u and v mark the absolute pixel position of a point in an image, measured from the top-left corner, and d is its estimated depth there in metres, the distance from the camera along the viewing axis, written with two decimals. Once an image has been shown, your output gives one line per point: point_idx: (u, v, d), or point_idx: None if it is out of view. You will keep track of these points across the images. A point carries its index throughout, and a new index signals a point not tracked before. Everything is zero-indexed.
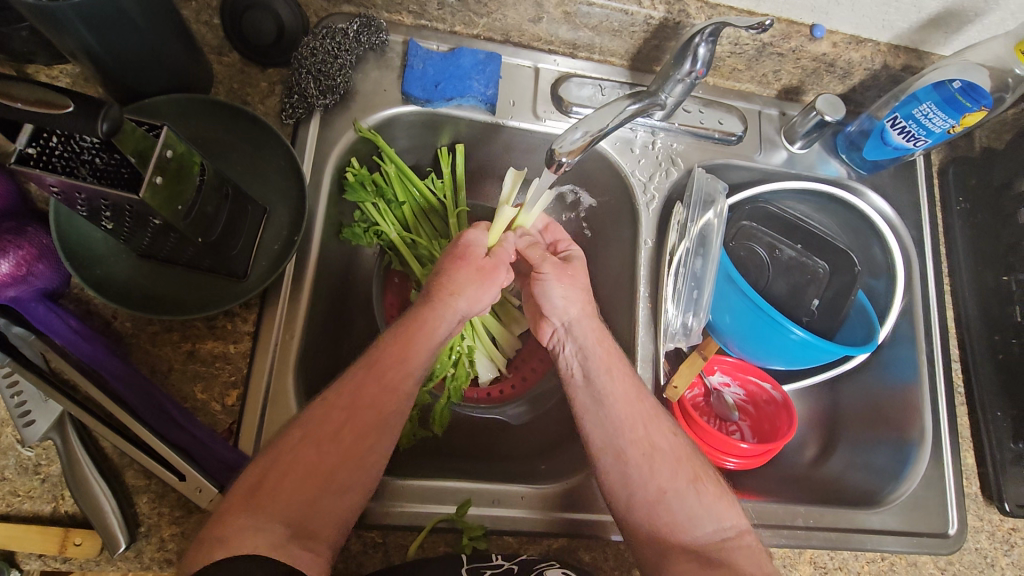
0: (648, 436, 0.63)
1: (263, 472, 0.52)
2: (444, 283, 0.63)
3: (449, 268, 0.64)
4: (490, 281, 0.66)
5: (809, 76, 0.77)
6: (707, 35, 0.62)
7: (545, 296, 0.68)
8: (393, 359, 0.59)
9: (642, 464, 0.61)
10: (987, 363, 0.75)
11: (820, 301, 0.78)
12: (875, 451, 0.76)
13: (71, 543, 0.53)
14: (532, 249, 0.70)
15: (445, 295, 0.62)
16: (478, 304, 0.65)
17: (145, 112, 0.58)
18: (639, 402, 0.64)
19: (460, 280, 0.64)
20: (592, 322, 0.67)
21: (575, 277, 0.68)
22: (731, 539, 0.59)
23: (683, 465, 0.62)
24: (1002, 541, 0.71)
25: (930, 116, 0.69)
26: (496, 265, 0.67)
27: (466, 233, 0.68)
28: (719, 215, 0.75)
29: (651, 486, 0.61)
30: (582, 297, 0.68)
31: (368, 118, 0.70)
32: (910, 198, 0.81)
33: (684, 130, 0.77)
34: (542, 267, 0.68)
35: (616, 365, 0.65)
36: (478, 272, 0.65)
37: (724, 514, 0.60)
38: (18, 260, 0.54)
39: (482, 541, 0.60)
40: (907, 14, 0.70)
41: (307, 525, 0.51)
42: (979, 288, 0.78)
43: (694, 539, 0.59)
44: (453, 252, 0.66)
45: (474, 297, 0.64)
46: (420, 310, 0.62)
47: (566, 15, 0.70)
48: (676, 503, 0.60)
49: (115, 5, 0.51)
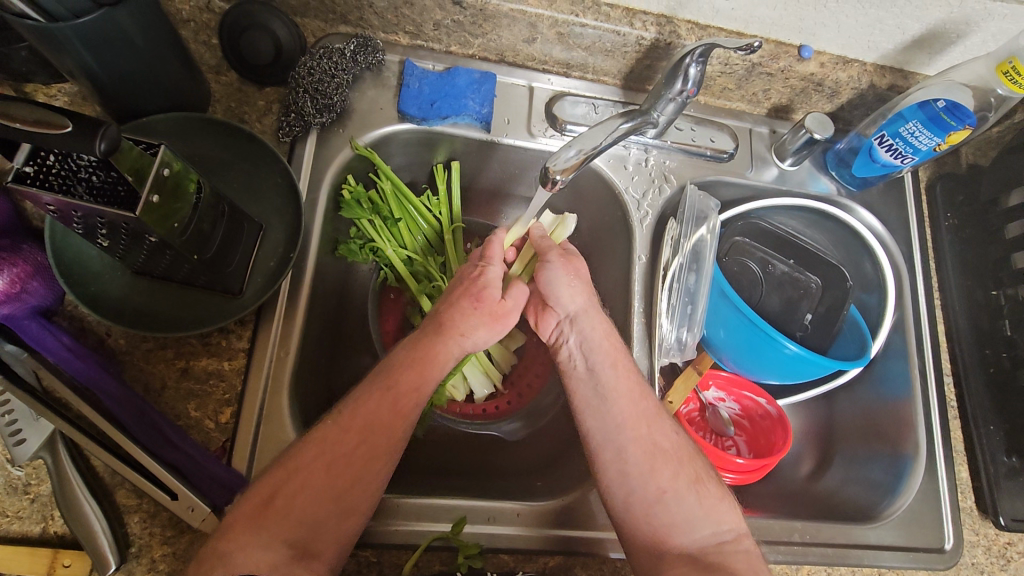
0: (652, 435, 0.62)
1: (272, 490, 0.52)
2: (454, 325, 0.61)
3: (462, 308, 0.62)
4: (498, 327, 0.64)
5: (798, 95, 0.79)
6: (697, 55, 0.63)
7: (551, 285, 0.68)
8: (411, 385, 0.58)
9: (643, 460, 0.61)
10: (979, 377, 0.76)
11: (813, 316, 0.78)
12: (870, 465, 0.76)
13: (60, 565, 0.52)
14: (540, 239, 0.72)
15: (456, 337, 0.61)
16: (491, 335, 0.64)
17: (146, 130, 0.60)
18: (643, 399, 0.64)
19: (468, 321, 0.62)
20: (598, 315, 0.67)
21: (580, 271, 0.69)
22: (728, 542, 0.59)
23: (685, 464, 0.62)
24: (999, 556, 0.71)
25: (916, 134, 0.70)
26: (510, 308, 0.65)
27: (487, 273, 0.66)
28: (712, 230, 0.76)
29: (652, 486, 0.60)
30: (585, 289, 0.68)
31: (365, 136, 0.71)
32: (899, 213, 0.83)
33: (676, 147, 0.79)
34: (550, 256, 0.69)
35: (621, 359, 0.65)
36: (491, 317, 0.64)
37: (725, 516, 0.60)
38: (13, 277, 0.54)
39: (478, 559, 0.59)
40: (892, 35, 0.71)
41: (308, 542, 0.51)
42: (971, 302, 0.79)
43: (690, 541, 0.59)
44: (468, 290, 0.64)
45: (481, 340, 0.63)
46: (430, 340, 0.61)
47: (560, 35, 0.72)
48: (674, 503, 0.60)
49: (115, 25, 0.51)
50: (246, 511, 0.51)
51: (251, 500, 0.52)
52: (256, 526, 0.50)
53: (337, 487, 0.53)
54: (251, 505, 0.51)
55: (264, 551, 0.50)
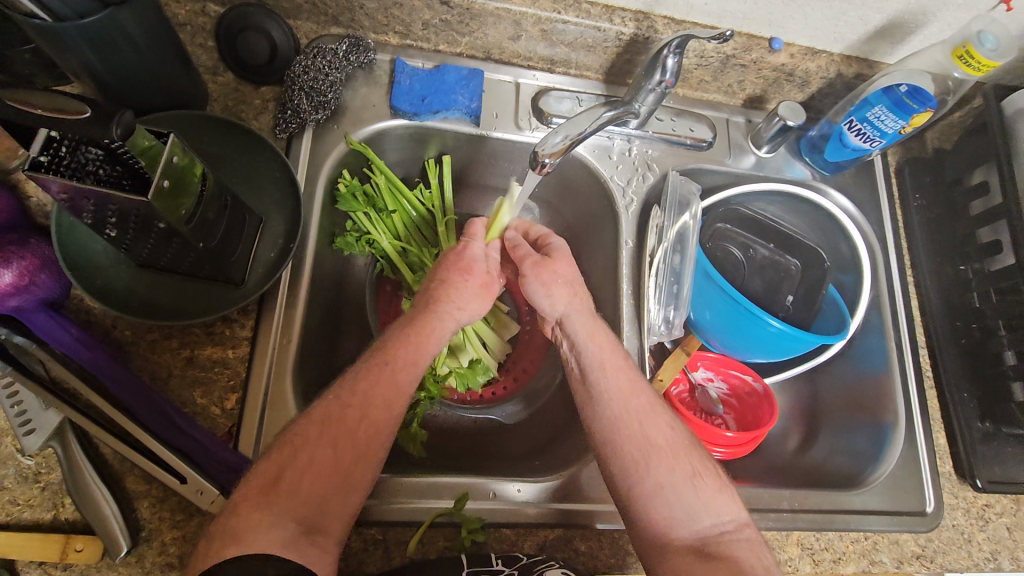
0: (644, 430, 0.62)
1: (281, 466, 0.52)
2: (447, 295, 0.65)
3: (455, 282, 0.66)
4: (489, 298, 0.69)
5: (771, 85, 0.83)
6: (674, 46, 0.67)
7: (532, 298, 0.70)
8: (408, 360, 0.60)
9: (638, 457, 0.60)
10: (952, 347, 0.80)
11: (794, 297, 0.82)
12: (853, 434, 0.80)
13: (72, 549, 0.53)
14: (516, 248, 0.72)
15: (447, 307, 0.64)
16: (478, 309, 0.67)
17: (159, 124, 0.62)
18: (634, 395, 0.64)
19: (461, 292, 0.66)
20: (584, 315, 0.68)
21: (556, 272, 0.70)
22: (731, 532, 0.58)
23: (681, 460, 0.61)
24: (977, 517, 0.74)
25: (882, 118, 0.74)
26: (494, 280, 0.70)
27: (472, 249, 0.70)
28: (695, 217, 0.80)
29: (648, 479, 0.59)
30: (566, 291, 0.69)
31: (359, 132, 0.74)
32: (870, 194, 0.87)
33: (657, 137, 0.82)
34: (526, 268, 0.70)
35: (609, 358, 0.66)
36: (482, 288, 0.68)
37: (724, 508, 0.59)
38: (21, 270, 0.55)
39: (480, 533, 0.61)
40: (856, 27, 0.75)
41: (315, 515, 0.51)
42: (941, 277, 0.83)
43: (694, 534, 0.58)
44: (458, 264, 0.68)
45: (475, 311, 0.67)
46: (421, 314, 0.64)
47: (543, 32, 0.75)
48: (673, 497, 0.59)
49: (119, 26, 0.53)
50: (254, 486, 0.51)
51: (257, 480, 0.52)
52: (266, 502, 0.50)
53: (338, 462, 0.54)
54: (258, 485, 0.52)
55: (275, 522, 0.50)
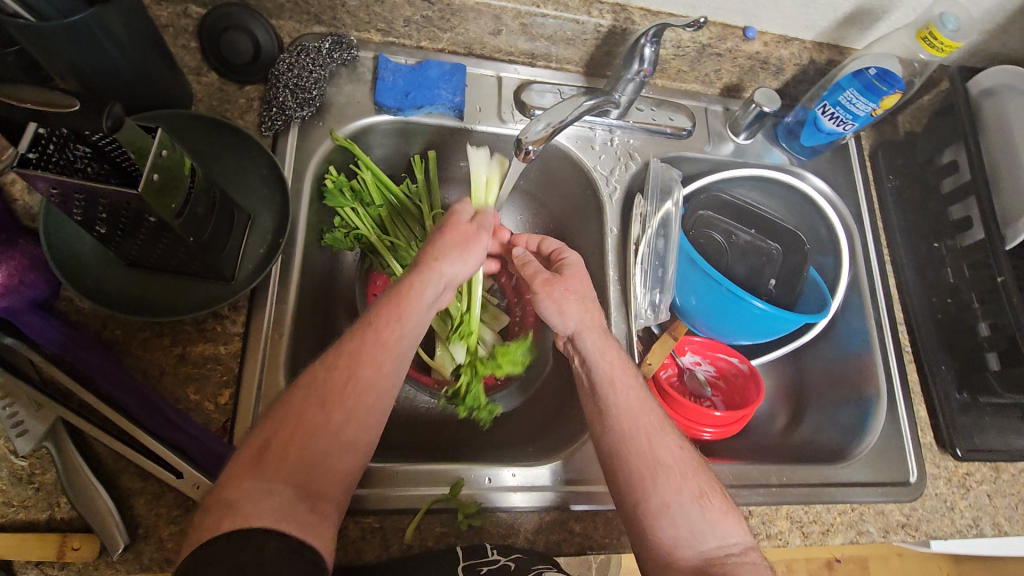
0: (652, 448, 0.60)
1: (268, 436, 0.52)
2: (427, 250, 0.63)
3: (434, 238, 0.65)
4: (473, 246, 0.65)
5: (747, 74, 0.85)
6: (651, 36, 0.68)
7: (543, 316, 0.69)
8: (396, 333, 0.57)
9: (644, 474, 0.59)
10: (929, 322, 0.82)
11: (776, 280, 0.84)
12: (839, 411, 0.82)
13: (69, 548, 0.53)
14: (525, 267, 0.72)
15: (428, 259, 0.62)
16: (467, 266, 0.65)
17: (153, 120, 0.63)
18: (643, 414, 0.62)
19: (441, 244, 0.64)
20: (597, 333, 0.67)
21: (566, 289, 0.68)
22: (736, 555, 0.57)
23: (688, 480, 0.59)
24: (959, 485, 0.76)
25: (853, 101, 0.77)
26: (480, 232, 0.67)
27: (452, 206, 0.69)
28: (677, 203, 0.81)
29: (655, 496, 0.58)
30: (578, 307, 0.68)
31: (344, 128, 0.74)
32: (846, 177, 0.89)
33: (638, 127, 0.84)
34: (536, 285, 0.70)
35: (620, 375, 0.64)
36: (462, 236, 0.65)
37: (729, 530, 0.58)
38: (11, 270, 0.57)
39: (476, 517, 0.62)
40: (825, 13, 0.77)
41: (313, 487, 0.51)
42: (917, 256, 0.85)
43: (698, 554, 0.56)
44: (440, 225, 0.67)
45: (458, 260, 0.64)
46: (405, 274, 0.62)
47: (523, 26, 0.77)
48: (680, 516, 0.57)
49: (102, 25, 0.54)
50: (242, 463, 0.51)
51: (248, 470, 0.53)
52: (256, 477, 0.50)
53: None
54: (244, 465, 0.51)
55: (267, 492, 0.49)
